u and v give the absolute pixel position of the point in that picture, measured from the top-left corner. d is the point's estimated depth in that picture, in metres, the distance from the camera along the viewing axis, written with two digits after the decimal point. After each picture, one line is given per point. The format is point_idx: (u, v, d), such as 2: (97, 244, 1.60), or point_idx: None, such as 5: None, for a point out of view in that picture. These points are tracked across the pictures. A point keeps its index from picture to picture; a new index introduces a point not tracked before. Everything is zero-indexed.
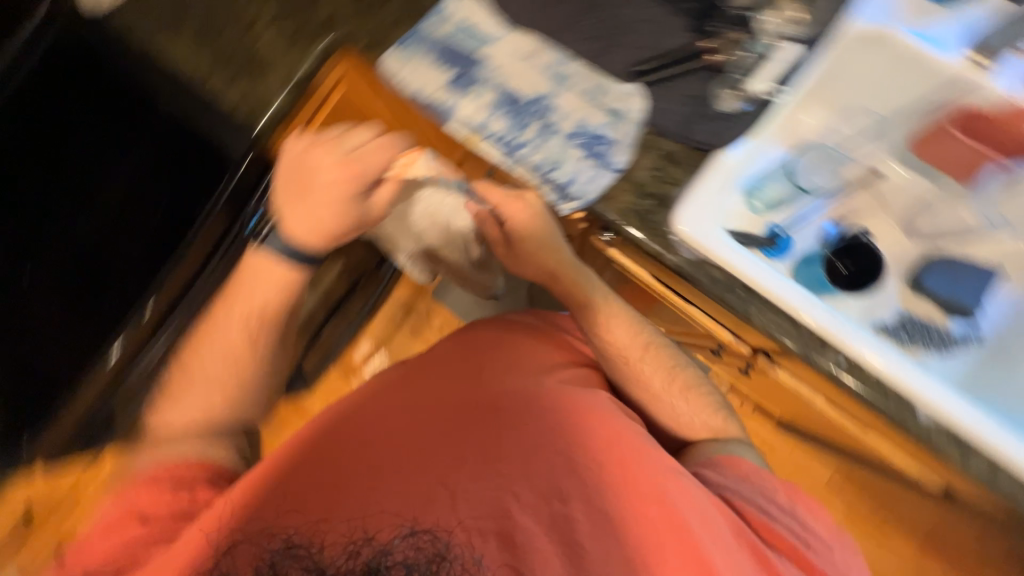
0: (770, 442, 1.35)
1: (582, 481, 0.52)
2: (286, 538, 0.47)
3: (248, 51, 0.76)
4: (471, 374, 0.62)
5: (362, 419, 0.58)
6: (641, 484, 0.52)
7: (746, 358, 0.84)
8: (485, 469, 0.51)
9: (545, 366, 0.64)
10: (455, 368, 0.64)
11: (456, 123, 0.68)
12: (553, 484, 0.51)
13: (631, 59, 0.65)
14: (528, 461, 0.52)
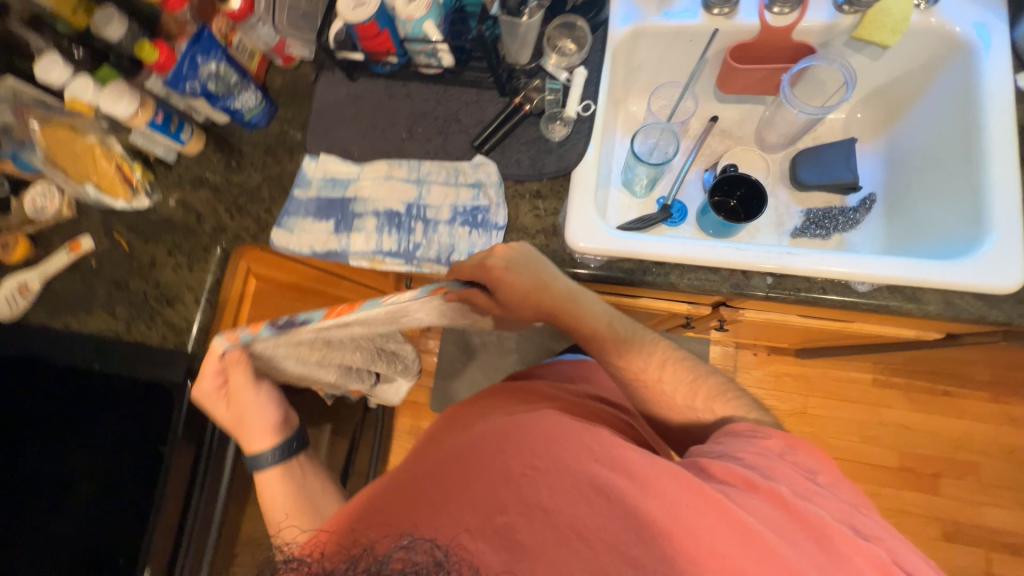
0: (793, 370, 1.35)
1: (536, 475, 0.49)
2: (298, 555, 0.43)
3: (155, 293, 0.81)
4: (426, 452, 0.62)
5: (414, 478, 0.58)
6: (589, 466, 0.50)
7: (713, 315, 0.85)
8: (442, 513, 0.48)
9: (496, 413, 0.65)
10: (422, 449, 0.63)
11: (357, 259, 0.74)
12: (522, 495, 0.48)
13: (468, 139, 0.74)
14: (484, 488, 0.49)
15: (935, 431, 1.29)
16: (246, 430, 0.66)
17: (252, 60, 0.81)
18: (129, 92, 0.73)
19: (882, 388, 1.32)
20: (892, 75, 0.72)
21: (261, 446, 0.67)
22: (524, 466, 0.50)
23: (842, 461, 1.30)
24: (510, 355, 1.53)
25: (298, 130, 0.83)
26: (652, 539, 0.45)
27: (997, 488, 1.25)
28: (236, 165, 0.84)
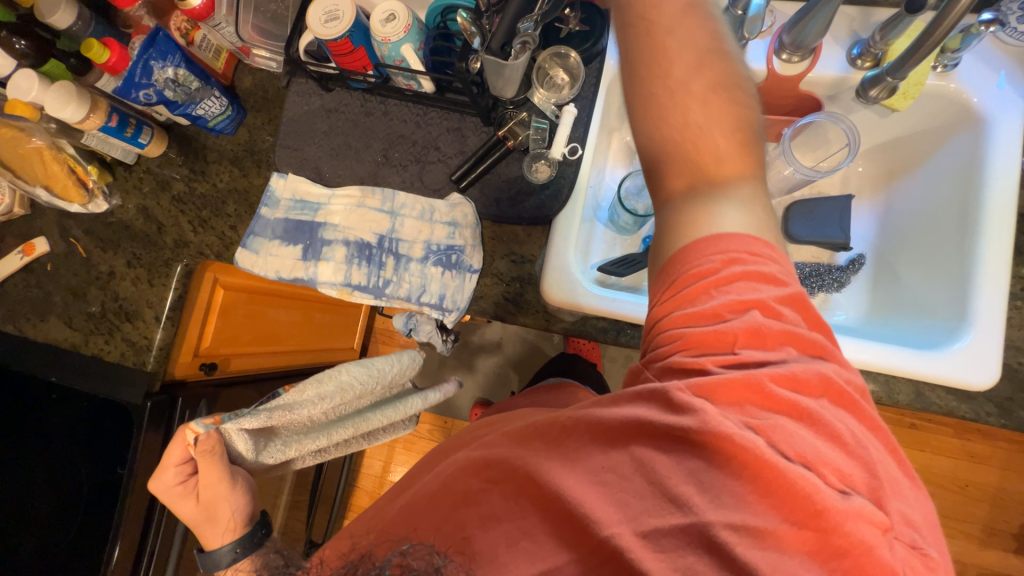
0: None
1: (500, 488, 0.43)
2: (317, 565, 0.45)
3: (114, 307, 0.77)
4: (425, 468, 0.57)
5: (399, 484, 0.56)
6: (534, 461, 0.43)
7: None
8: (416, 515, 0.45)
9: (494, 422, 0.58)
10: (432, 456, 0.60)
11: (325, 289, 0.71)
12: (484, 502, 0.43)
13: (447, 170, 0.69)
14: (448, 508, 0.44)
15: None
16: (208, 523, 0.57)
17: (218, 58, 0.74)
18: (79, 95, 0.67)
19: None
20: (898, 133, 0.69)
21: (222, 542, 0.57)
22: (481, 477, 0.44)
23: None
24: (491, 358, 1.53)
25: (268, 138, 0.77)
26: None
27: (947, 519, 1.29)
28: (201, 172, 0.79)
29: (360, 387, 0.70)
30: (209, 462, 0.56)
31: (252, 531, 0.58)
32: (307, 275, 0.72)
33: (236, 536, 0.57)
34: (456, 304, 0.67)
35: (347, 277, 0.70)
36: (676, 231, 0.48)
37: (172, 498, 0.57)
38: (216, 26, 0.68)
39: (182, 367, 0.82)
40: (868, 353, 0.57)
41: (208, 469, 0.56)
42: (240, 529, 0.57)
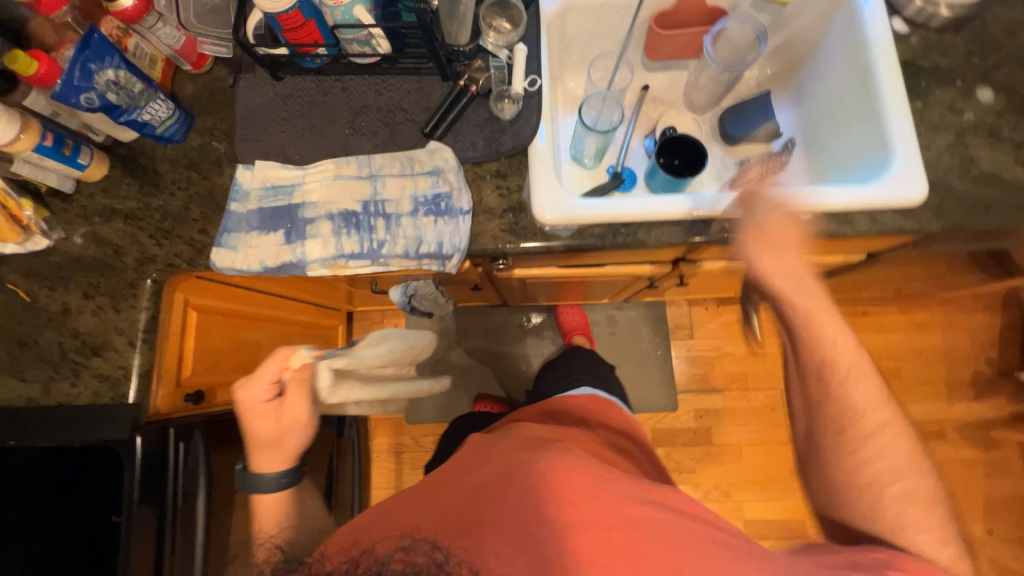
0: (738, 316, 1.51)
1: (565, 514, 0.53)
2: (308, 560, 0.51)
3: (75, 344, 0.70)
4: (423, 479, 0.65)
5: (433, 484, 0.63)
6: (591, 529, 0.52)
7: (674, 273, 0.94)
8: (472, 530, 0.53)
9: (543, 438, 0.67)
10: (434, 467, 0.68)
11: (315, 267, 0.70)
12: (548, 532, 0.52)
13: (416, 127, 0.71)
14: (512, 524, 0.53)
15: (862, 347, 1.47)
16: (269, 449, 0.68)
17: (154, 67, 0.72)
18: (8, 112, 0.61)
19: None
20: (791, 31, 0.81)
21: (272, 468, 0.69)
22: (563, 508, 0.53)
23: (784, 387, 1.47)
24: (481, 350, 1.54)
25: (223, 138, 0.76)
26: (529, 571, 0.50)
27: (917, 386, 1.44)
28: (154, 186, 0.75)
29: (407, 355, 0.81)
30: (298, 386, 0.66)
31: (297, 467, 0.71)
32: (295, 254, 0.69)
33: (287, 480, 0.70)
34: (458, 244, 0.68)
35: (339, 247, 0.69)
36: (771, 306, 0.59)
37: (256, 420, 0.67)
38: (151, 28, 0.69)
39: (165, 399, 0.75)
40: (828, 198, 0.65)
41: (296, 396, 0.66)
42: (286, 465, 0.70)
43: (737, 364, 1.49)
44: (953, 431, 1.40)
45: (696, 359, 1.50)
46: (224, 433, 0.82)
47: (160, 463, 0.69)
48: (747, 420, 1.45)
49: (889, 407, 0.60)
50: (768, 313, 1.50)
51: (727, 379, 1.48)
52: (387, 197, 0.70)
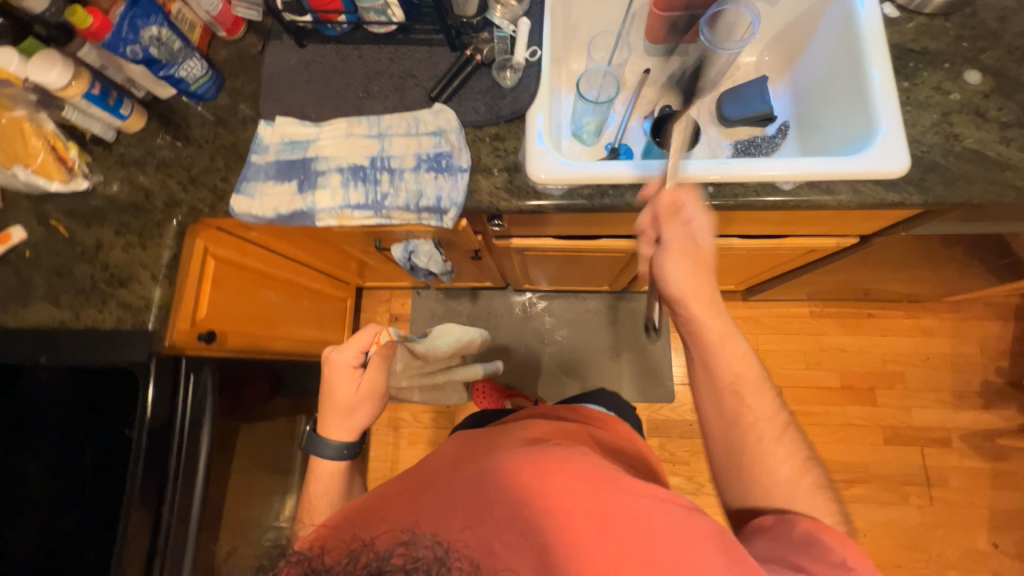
0: (739, 312, 1.52)
1: (565, 505, 0.49)
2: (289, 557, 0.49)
3: (104, 276, 0.77)
4: (410, 474, 0.62)
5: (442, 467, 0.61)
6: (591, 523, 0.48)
7: None
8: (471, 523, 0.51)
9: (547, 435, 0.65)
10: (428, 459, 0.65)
11: (324, 217, 0.75)
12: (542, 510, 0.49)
13: (424, 92, 0.77)
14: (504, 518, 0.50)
15: (866, 349, 1.46)
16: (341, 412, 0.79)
17: (193, 31, 0.80)
18: (62, 59, 0.69)
19: (817, 317, 1.49)
20: (788, 19, 0.85)
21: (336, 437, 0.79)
22: (563, 491, 0.50)
23: (784, 386, 1.46)
24: (483, 333, 1.59)
25: (248, 99, 0.83)
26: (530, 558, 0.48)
27: (921, 391, 1.41)
28: (185, 138, 0.82)
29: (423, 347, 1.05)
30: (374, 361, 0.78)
31: (357, 442, 0.80)
32: (306, 203, 0.75)
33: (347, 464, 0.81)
34: (456, 199, 0.73)
35: (347, 197, 0.75)
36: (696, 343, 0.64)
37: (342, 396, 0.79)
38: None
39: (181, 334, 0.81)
40: (812, 170, 0.67)
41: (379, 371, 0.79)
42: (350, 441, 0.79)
43: None
44: (958, 439, 1.37)
45: None
46: (232, 374, 0.88)
47: (169, 390, 0.75)
48: None
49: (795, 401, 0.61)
50: (770, 311, 1.51)
51: None
52: (392, 155, 0.75)
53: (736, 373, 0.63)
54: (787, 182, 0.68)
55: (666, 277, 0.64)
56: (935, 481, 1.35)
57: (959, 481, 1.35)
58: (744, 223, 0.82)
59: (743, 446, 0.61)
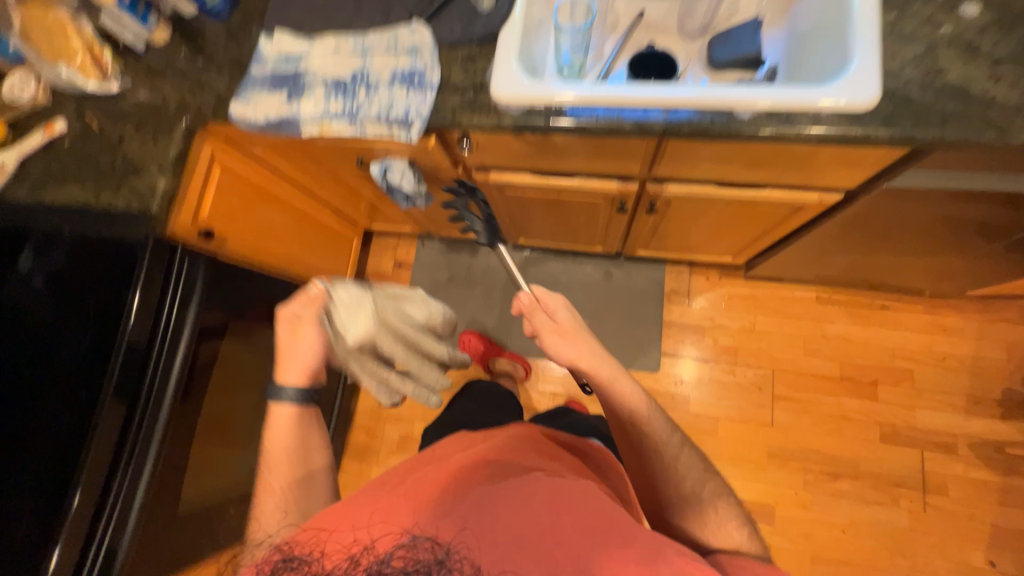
0: (740, 291, 1.47)
1: (568, 549, 0.49)
2: (290, 548, 0.51)
3: (122, 166, 0.88)
4: (402, 473, 0.66)
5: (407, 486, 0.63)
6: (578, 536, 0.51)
7: (644, 198, 0.96)
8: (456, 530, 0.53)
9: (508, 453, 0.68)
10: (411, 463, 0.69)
11: (306, 125, 0.82)
12: (546, 542, 0.50)
13: (407, 13, 0.81)
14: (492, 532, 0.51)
15: (875, 341, 1.37)
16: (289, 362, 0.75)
17: None
18: None
19: (825, 304, 1.42)
20: None
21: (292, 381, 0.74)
22: (569, 530, 0.51)
23: (777, 370, 1.40)
24: (479, 286, 1.64)
25: (257, 18, 0.91)
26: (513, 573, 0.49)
27: (930, 393, 1.32)
28: (200, 52, 0.91)
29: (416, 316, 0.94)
30: (308, 309, 0.77)
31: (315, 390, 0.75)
32: (291, 111, 0.82)
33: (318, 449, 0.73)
34: (421, 112, 0.77)
35: (326, 107, 0.81)
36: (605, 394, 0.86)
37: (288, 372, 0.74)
38: None
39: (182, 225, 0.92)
40: (767, 99, 0.66)
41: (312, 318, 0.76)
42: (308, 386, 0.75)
43: (730, 337, 1.44)
44: (965, 447, 1.27)
45: (687, 326, 1.48)
46: (225, 271, 0.97)
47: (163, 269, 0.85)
48: (730, 396, 1.40)
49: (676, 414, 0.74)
50: (774, 292, 1.45)
51: (717, 351, 1.44)
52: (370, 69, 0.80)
53: (631, 413, 0.82)
54: (744, 110, 0.67)
55: (557, 353, 0.90)
56: (932, 488, 1.26)
57: (960, 492, 1.25)
58: (715, 163, 0.81)
59: (660, 477, 0.79)
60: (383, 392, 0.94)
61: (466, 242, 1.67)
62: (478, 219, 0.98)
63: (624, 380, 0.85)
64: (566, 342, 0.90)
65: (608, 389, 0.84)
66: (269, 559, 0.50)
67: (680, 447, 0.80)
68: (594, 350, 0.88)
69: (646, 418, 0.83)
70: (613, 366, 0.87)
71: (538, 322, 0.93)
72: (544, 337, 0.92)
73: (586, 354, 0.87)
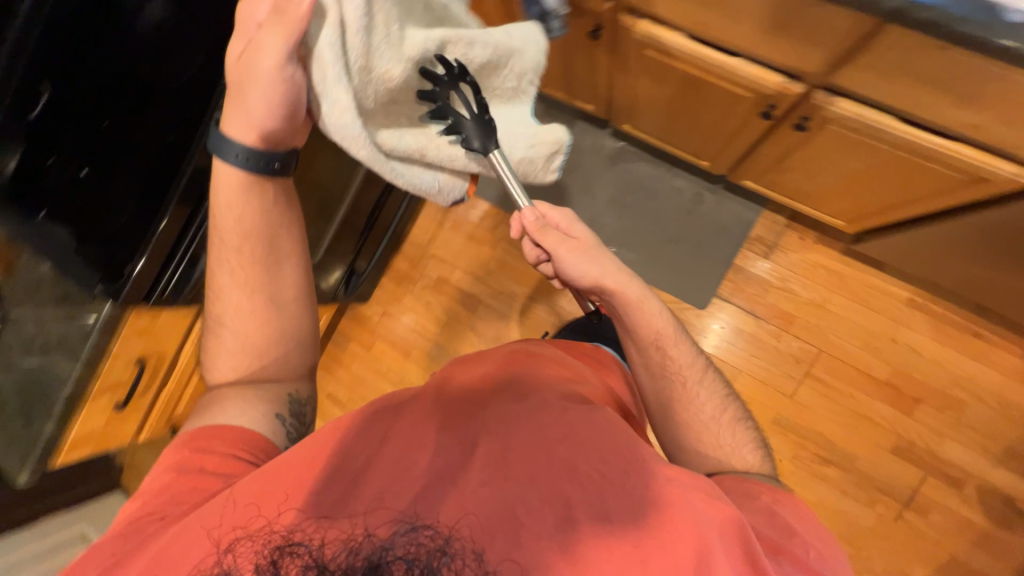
0: (827, 263, 1.35)
1: (585, 491, 0.59)
2: (287, 536, 0.55)
3: None
4: (376, 429, 0.66)
5: (368, 419, 0.68)
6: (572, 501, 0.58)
7: (795, 113, 0.83)
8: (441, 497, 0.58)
9: (490, 393, 0.73)
10: (404, 401, 0.71)
11: None
12: (558, 494, 0.59)
13: None
14: (480, 501, 0.58)
15: (944, 363, 1.27)
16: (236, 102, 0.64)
17: None
18: None
19: (911, 308, 1.30)
20: None
21: (239, 136, 0.66)
22: (583, 470, 0.61)
23: (824, 351, 1.34)
24: (558, 163, 1.55)
25: None
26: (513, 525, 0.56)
27: (969, 429, 1.25)
28: None
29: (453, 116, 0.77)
30: (280, 27, 0.58)
31: (278, 160, 0.69)
32: None
33: (291, 288, 0.79)
34: None
35: None
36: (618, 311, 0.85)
37: (226, 227, 0.73)
38: None
39: None
40: None
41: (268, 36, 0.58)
42: (258, 148, 0.67)
43: (793, 304, 1.37)
44: (973, 487, 1.24)
45: (754, 278, 1.39)
46: None
47: None
48: (763, 357, 1.37)
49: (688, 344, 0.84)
50: (864, 277, 1.33)
51: (772, 312, 1.38)
52: None
53: (657, 334, 0.83)
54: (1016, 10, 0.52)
55: (576, 274, 0.83)
56: (916, 507, 1.27)
57: (941, 521, 1.25)
58: (912, 88, 0.67)
59: (675, 399, 0.84)
60: (405, 181, 0.77)
61: (562, 112, 1.55)
62: (461, 119, 0.78)
63: (649, 300, 0.84)
64: (587, 259, 0.82)
65: (635, 310, 0.83)
66: (268, 548, 0.55)
67: (700, 367, 0.85)
68: (618, 269, 0.83)
69: (683, 360, 0.84)
70: (638, 286, 0.84)
71: (559, 242, 0.83)
72: (566, 256, 0.83)
73: (608, 273, 0.82)
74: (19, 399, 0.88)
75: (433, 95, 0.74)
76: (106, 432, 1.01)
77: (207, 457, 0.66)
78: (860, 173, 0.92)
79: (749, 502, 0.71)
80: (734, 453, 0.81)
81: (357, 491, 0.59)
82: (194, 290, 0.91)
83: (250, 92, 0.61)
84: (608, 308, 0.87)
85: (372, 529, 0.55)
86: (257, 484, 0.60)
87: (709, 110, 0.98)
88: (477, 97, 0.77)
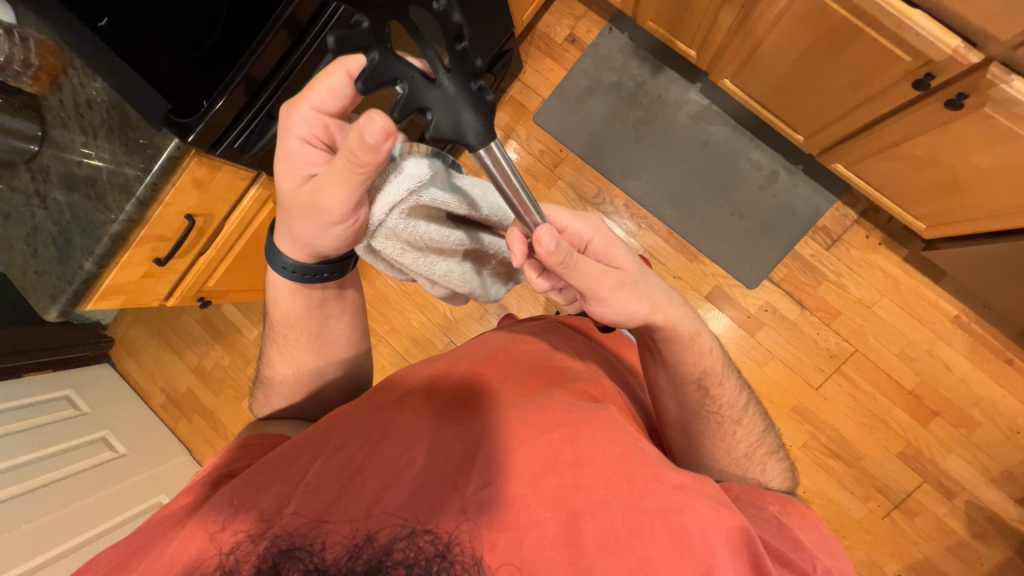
0: (885, 266, 1.35)
1: (603, 490, 0.53)
2: (287, 539, 0.47)
3: None
4: (376, 423, 0.60)
5: (348, 422, 0.61)
6: (591, 510, 0.52)
7: (961, 80, 0.79)
8: (443, 500, 0.51)
9: (484, 391, 0.65)
10: (397, 403, 0.64)
11: None
12: (565, 501, 0.52)
13: None
14: (490, 504, 0.51)
15: (970, 382, 1.31)
16: (293, 220, 0.59)
17: None
18: None
19: (954, 325, 1.32)
20: None
21: (288, 253, 0.64)
22: (589, 471, 0.54)
23: (859, 351, 1.36)
24: (636, 111, 1.46)
25: None
26: (523, 542, 0.49)
27: (974, 447, 1.31)
28: None
29: (427, 113, 0.48)
30: (349, 176, 0.50)
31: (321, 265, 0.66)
32: None
33: (335, 363, 0.78)
34: None
35: None
36: (660, 351, 0.70)
37: (276, 316, 0.73)
38: None
39: None
40: None
41: (341, 182, 0.51)
42: (306, 261, 0.65)
43: (840, 300, 1.36)
44: (962, 500, 1.30)
45: (810, 268, 1.38)
46: None
47: None
48: (798, 345, 1.38)
49: (733, 374, 0.74)
50: (915, 286, 1.34)
51: (819, 304, 1.37)
52: None
53: (703, 369, 0.70)
54: None
55: (622, 316, 0.62)
56: (905, 508, 1.32)
57: (924, 526, 1.31)
58: None
59: (707, 436, 0.72)
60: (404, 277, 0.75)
61: (653, 57, 1.45)
62: (419, 83, 0.46)
63: (701, 334, 0.70)
64: (636, 295, 0.62)
65: (684, 346, 0.68)
66: (267, 552, 0.46)
67: (742, 403, 0.74)
68: (666, 299, 0.66)
69: (722, 392, 0.72)
70: (689, 319, 0.69)
71: (601, 277, 0.58)
72: (609, 298, 0.60)
73: (658, 306, 0.64)
74: (55, 229, 0.80)
75: (365, 37, 0.44)
76: (136, 288, 0.93)
77: (231, 464, 0.61)
78: (980, 166, 0.90)
79: (755, 509, 0.63)
80: (759, 469, 0.73)
81: (341, 487, 0.52)
82: (266, 146, 0.86)
83: (321, 229, 0.57)
84: (646, 338, 0.71)
85: (362, 530, 0.48)
86: (253, 475, 0.55)
87: (848, 69, 0.93)
88: (452, 45, 0.46)
